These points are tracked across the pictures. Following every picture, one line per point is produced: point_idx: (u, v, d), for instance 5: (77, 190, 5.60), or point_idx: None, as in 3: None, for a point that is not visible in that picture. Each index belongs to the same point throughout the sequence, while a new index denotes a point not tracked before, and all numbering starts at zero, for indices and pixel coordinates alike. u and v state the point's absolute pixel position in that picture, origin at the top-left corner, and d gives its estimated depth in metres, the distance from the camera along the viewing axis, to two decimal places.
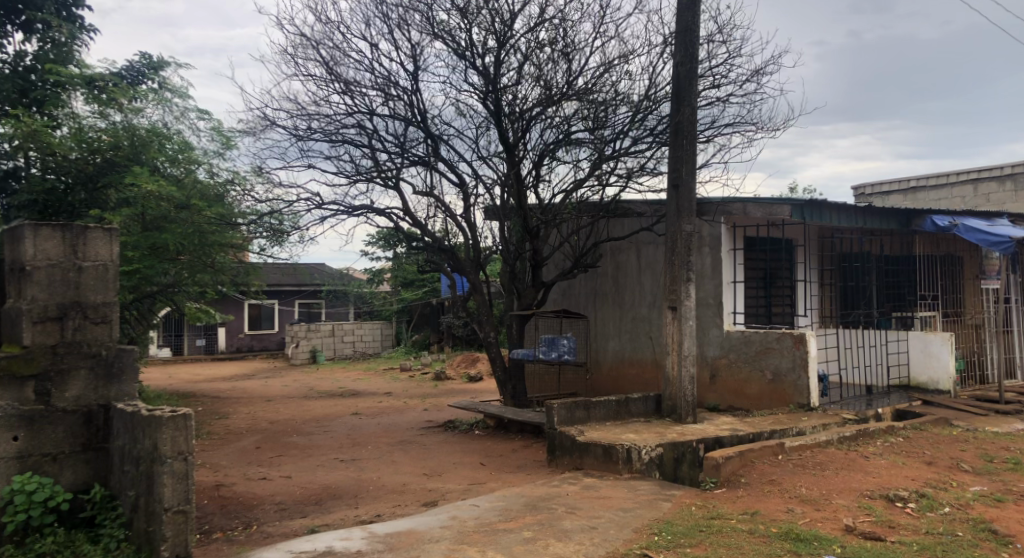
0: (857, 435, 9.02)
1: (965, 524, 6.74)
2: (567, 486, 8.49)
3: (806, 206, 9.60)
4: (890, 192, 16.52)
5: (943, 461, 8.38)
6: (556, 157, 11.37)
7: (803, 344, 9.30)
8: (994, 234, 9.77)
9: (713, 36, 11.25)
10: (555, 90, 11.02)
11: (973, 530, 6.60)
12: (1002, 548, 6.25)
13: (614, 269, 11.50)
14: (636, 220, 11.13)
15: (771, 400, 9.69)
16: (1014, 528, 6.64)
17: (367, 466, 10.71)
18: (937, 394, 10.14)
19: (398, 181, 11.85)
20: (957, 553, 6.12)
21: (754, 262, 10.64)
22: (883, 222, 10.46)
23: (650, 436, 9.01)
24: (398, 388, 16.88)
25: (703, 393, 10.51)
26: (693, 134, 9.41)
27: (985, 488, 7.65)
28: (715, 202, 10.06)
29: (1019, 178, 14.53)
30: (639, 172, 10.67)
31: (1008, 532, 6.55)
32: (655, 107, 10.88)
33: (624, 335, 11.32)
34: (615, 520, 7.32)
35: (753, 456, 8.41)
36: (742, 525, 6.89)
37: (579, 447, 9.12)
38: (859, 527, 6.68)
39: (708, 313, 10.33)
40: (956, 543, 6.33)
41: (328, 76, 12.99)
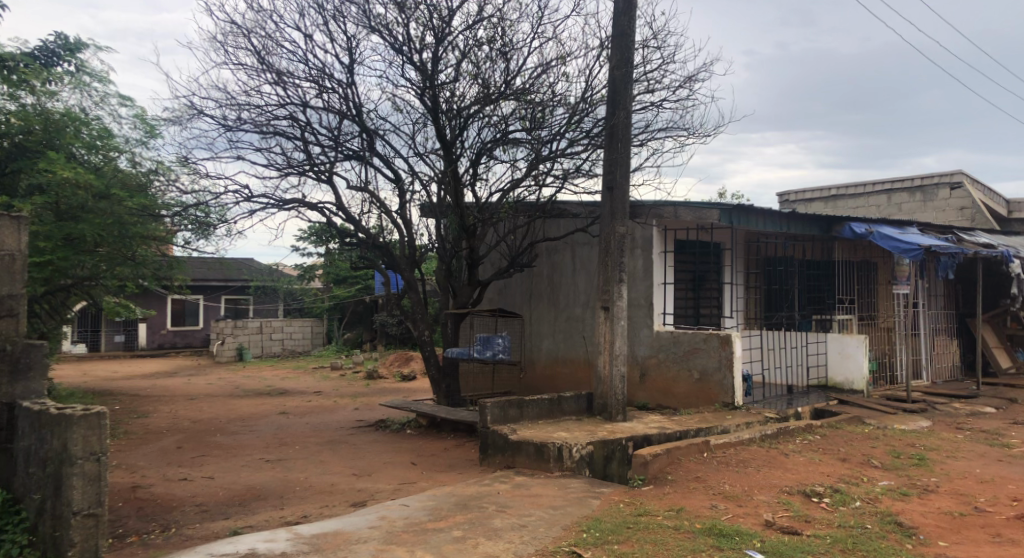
0: (779, 432, 9.37)
1: (874, 518, 7.09)
2: (497, 485, 8.52)
3: (734, 211, 9.89)
4: (812, 200, 17.21)
5: (855, 457, 8.79)
6: (493, 156, 11.40)
7: (729, 344, 9.59)
8: (906, 241, 10.32)
9: (648, 41, 11.44)
10: (493, 89, 11.09)
11: (881, 523, 6.95)
12: (907, 540, 6.61)
13: (548, 269, 11.61)
14: (571, 221, 11.28)
15: (698, 399, 9.96)
16: (918, 521, 7.02)
17: (294, 466, 10.49)
18: (852, 393, 10.62)
19: (331, 175, 11.64)
20: (867, 545, 6.44)
21: (684, 265, 10.91)
22: (807, 227, 10.87)
23: (581, 435, 9.14)
24: (327, 387, 16.59)
25: (633, 392, 10.71)
26: (627, 138, 9.60)
27: (892, 482, 8.07)
28: (647, 205, 10.24)
29: (927, 190, 15.42)
30: (575, 173, 10.79)
31: (912, 524, 6.93)
32: (590, 109, 11.03)
33: (558, 334, 11.45)
34: (545, 518, 7.40)
35: (679, 454, 8.63)
36: (667, 521, 7.07)
37: (511, 445, 9.17)
38: (777, 522, 6.94)
39: (640, 314, 10.53)
40: (866, 535, 6.66)
41: (260, 66, 12.67)
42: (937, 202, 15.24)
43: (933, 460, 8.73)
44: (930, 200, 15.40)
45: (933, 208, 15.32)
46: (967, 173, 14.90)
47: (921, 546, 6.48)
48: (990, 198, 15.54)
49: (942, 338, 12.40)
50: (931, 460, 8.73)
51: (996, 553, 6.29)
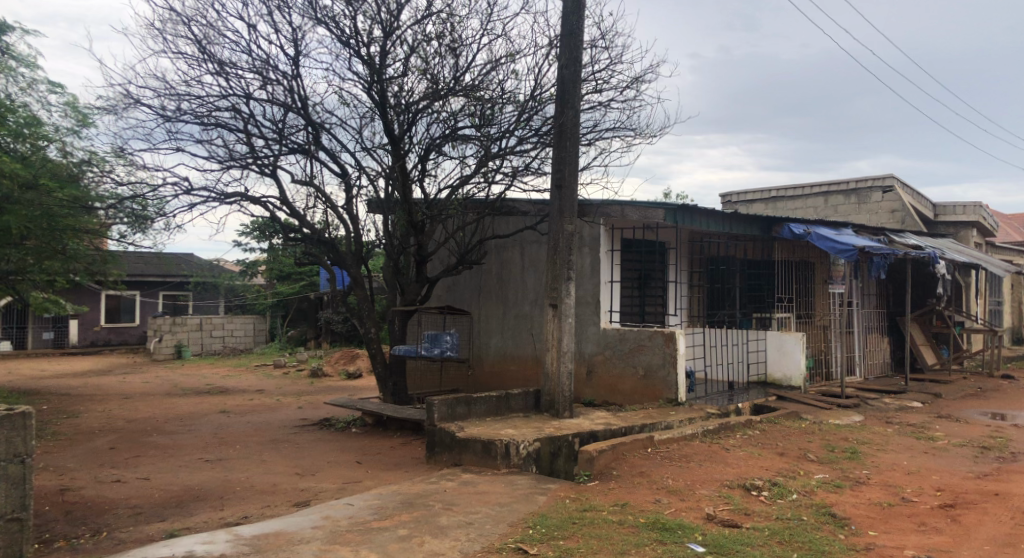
0: (720, 428, 9.59)
1: (810, 510, 7.33)
2: (443, 482, 8.50)
3: (678, 210, 10.05)
4: (753, 200, 17.65)
5: (793, 451, 9.07)
6: (442, 152, 11.35)
7: (673, 341, 9.78)
8: (841, 242, 10.66)
9: (596, 41, 11.54)
10: (441, 85, 11.04)
11: (816, 515, 7.19)
12: (840, 530, 6.85)
13: (497, 266, 11.62)
14: (520, 218, 11.32)
15: (642, 396, 10.13)
16: (850, 512, 7.29)
17: (234, 466, 10.25)
18: (790, 389, 10.95)
19: (275, 169, 11.41)
20: (803, 537, 6.65)
21: (630, 263, 11.06)
22: (748, 227, 11.09)
23: (528, 431, 9.18)
24: (270, 386, 16.25)
25: (580, 389, 10.81)
26: (576, 136, 9.67)
27: (827, 475, 8.36)
28: (595, 204, 10.37)
29: (862, 193, 15.97)
30: (524, 171, 10.83)
31: (845, 515, 7.20)
32: (540, 107, 11.07)
33: (506, 332, 11.48)
34: (491, 515, 7.40)
35: (625, 450, 8.76)
36: (612, 516, 7.17)
37: (458, 443, 9.15)
38: (718, 516, 7.12)
39: (587, 312, 10.63)
40: (802, 527, 6.88)
41: (200, 55, 12.33)
42: (871, 204, 15.80)
43: (865, 454, 9.07)
44: (865, 202, 15.95)
45: (867, 210, 15.88)
46: (898, 177, 15.48)
47: (853, 536, 6.73)
48: (920, 201, 16.19)
49: (874, 336, 12.88)
50: (863, 453, 9.07)
51: (923, 541, 6.58)
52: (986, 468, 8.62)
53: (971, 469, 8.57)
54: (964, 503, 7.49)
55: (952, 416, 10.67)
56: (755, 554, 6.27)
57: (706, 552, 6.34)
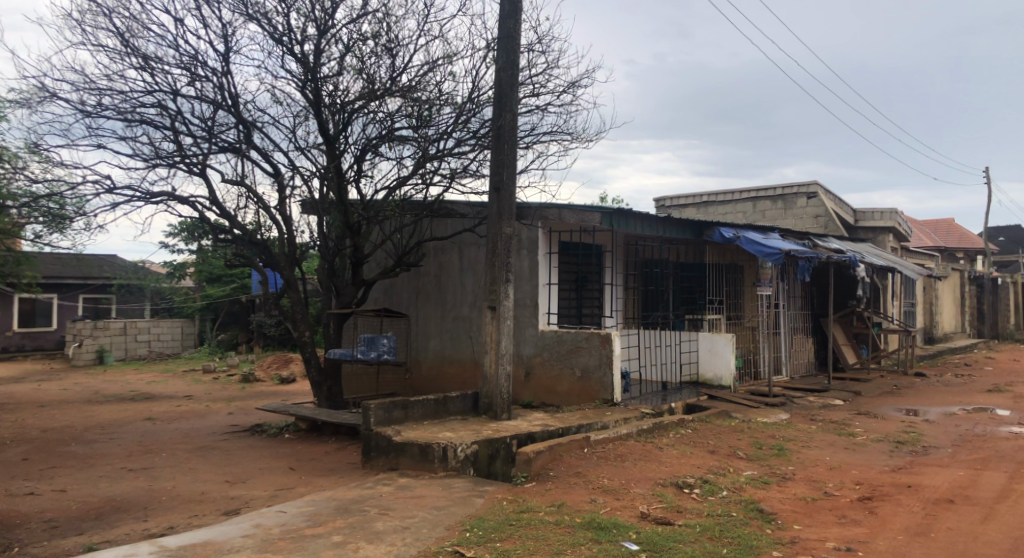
0: (654, 427, 9.78)
1: (739, 506, 7.57)
2: (379, 487, 8.40)
3: (614, 214, 10.22)
4: (685, 205, 18.07)
5: (723, 449, 9.34)
6: (378, 153, 11.24)
7: (609, 343, 9.94)
8: (768, 246, 11.03)
9: (533, 46, 11.62)
10: (378, 85, 10.93)
11: (744, 510, 7.42)
12: (767, 525, 7.10)
13: (435, 268, 11.58)
14: (458, 220, 11.32)
15: (579, 396, 10.25)
16: (776, 507, 7.56)
17: (159, 475, 9.88)
18: (720, 389, 11.27)
19: (204, 168, 11.07)
20: (732, 532, 6.86)
21: (567, 266, 11.19)
22: (680, 232, 11.35)
23: (466, 434, 9.17)
24: (198, 391, 15.73)
25: (517, 390, 10.86)
26: (513, 139, 9.72)
27: (755, 472, 8.64)
28: (532, 207, 10.45)
29: (788, 199, 16.57)
30: (462, 173, 10.83)
31: (771, 510, 7.46)
32: (477, 110, 11.09)
33: (444, 334, 11.46)
34: (428, 519, 7.37)
35: (561, 451, 8.86)
36: (549, 517, 7.22)
37: (395, 447, 9.06)
38: (652, 514, 7.27)
39: (525, 314, 10.69)
40: (731, 523, 7.09)
41: (123, 49, 11.86)
42: (796, 209, 16.40)
43: (791, 450, 9.42)
44: (790, 208, 16.55)
45: (793, 215, 16.48)
46: (821, 183, 16.11)
47: (779, 531, 6.98)
48: (841, 207, 16.88)
49: (799, 336, 13.38)
50: (789, 450, 9.41)
51: (843, 533, 6.88)
52: (901, 462, 9.07)
53: (887, 464, 9.00)
54: (881, 495, 7.86)
55: (870, 413, 11.18)
56: (687, 551, 6.43)
57: (640, 550, 6.47)
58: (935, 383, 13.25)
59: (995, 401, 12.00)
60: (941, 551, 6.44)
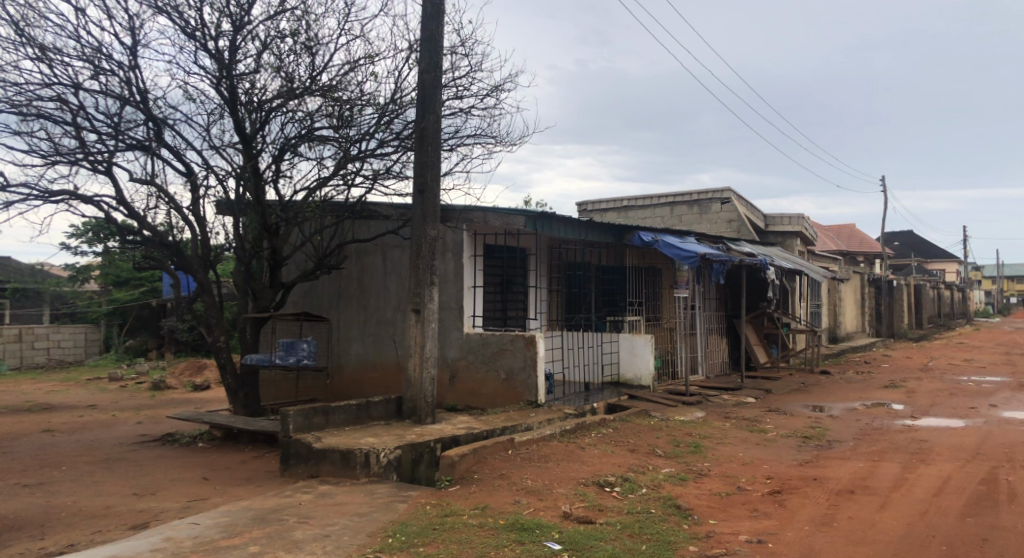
0: (577, 427, 9.92)
1: (658, 502, 7.78)
2: (299, 495, 8.19)
3: (538, 218, 10.30)
4: (606, 209, 18.36)
5: (643, 447, 9.57)
6: (298, 153, 11.00)
7: (533, 345, 10.03)
8: (685, 250, 11.36)
9: (456, 48, 11.61)
10: (297, 84, 10.69)
11: (663, 507, 7.63)
12: (684, 521, 7.31)
13: (358, 271, 11.44)
14: (380, 222, 11.22)
15: (504, 399, 10.31)
16: (693, 503, 7.81)
17: (59, 489, 9.32)
18: (640, 388, 11.56)
19: (110, 166, 10.54)
20: (651, 529, 7.04)
21: (492, 270, 11.25)
22: (602, 235, 11.55)
23: (389, 439, 9.05)
24: (103, 400, 14.93)
25: (442, 394, 10.82)
26: (437, 141, 9.67)
27: (673, 469, 8.90)
28: (457, 210, 10.46)
29: (703, 204, 17.16)
30: (384, 174, 10.74)
31: (688, 506, 7.69)
32: (400, 111, 11.01)
33: (368, 337, 11.32)
34: (349, 527, 7.24)
35: (485, 453, 8.86)
36: (472, 520, 7.22)
37: (315, 454, 8.85)
38: (574, 513, 7.38)
39: (450, 317, 10.66)
40: (650, 519, 7.28)
41: (17, 39, 11.14)
42: (711, 214, 17.00)
43: (706, 447, 9.74)
44: (706, 213, 17.15)
45: (708, 220, 17.07)
46: (734, 190, 16.76)
47: (696, 526, 7.21)
48: (752, 212, 17.58)
49: (714, 336, 13.87)
50: (705, 447, 9.73)
51: (755, 526, 7.17)
52: (807, 456, 9.53)
53: (795, 458, 9.44)
54: (789, 488, 8.23)
55: (780, 410, 11.70)
56: (608, 549, 6.55)
57: (563, 549, 6.55)
58: (838, 381, 13.99)
59: (892, 396, 12.77)
60: (845, 538, 6.80)
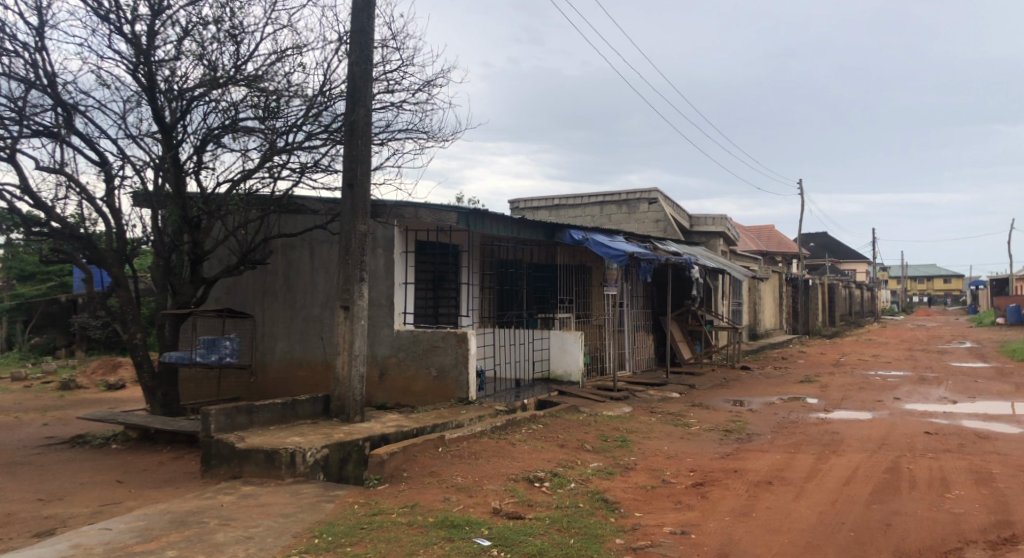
0: (507, 423, 9.95)
1: (586, 497, 7.89)
2: (220, 497, 7.92)
3: (470, 214, 10.27)
4: (537, 208, 18.51)
5: (572, 442, 9.68)
6: (221, 144, 10.64)
7: (465, 342, 10.03)
8: (614, 248, 11.54)
9: (388, 41, 11.46)
10: (220, 73, 10.32)
11: (591, 501, 7.75)
12: (611, 514, 7.45)
13: (284, 266, 11.17)
14: (309, 217, 11.00)
15: (435, 396, 10.26)
16: (620, 497, 7.96)
17: None
18: (570, 384, 11.70)
19: (14, 153, 9.93)
20: (580, 522, 7.14)
21: (423, 266, 11.17)
22: (534, 233, 11.61)
23: (316, 438, 8.85)
24: (6, 401, 14.08)
25: (372, 392, 10.68)
26: (367, 136, 9.51)
27: (600, 463, 9.04)
28: (388, 205, 10.34)
29: (631, 203, 17.51)
30: (312, 167, 10.52)
31: (615, 499, 7.84)
32: (329, 103, 10.78)
33: (294, 335, 11.08)
34: (274, 528, 7.05)
35: (415, 451, 8.79)
36: (401, 519, 7.15)
37: (238, 454, 8.59)
38: (504, 509, 7.40)
39: (380, 314, 10.52)
40: (578, 513, 7.39)
41: None
42: (639, 214, 17.37)
43: (633, 441, 9.94)
44: (633, 212, 17.49)
45: (636, 219, 17.43)
46: (661, 190, 17.17)
47: (623, 519, 7.36)
48: (678, 212, 18.04)
49: (641, 333, 14.17)
50: (632, 441, 9.93)
51: (678, 517, 7.37)
52: (728, 448, 9.85)
53: (717, 451, 9.74)
54: (711, 480, 8.50)
55: (703, 404, 12.05)
56: (536, 544, 6.60)
57: (492, 545, 6.56)
58: (757, 376, 14.52)
59: (806, 390, 13.35)
60: (762, 528, 7.06)
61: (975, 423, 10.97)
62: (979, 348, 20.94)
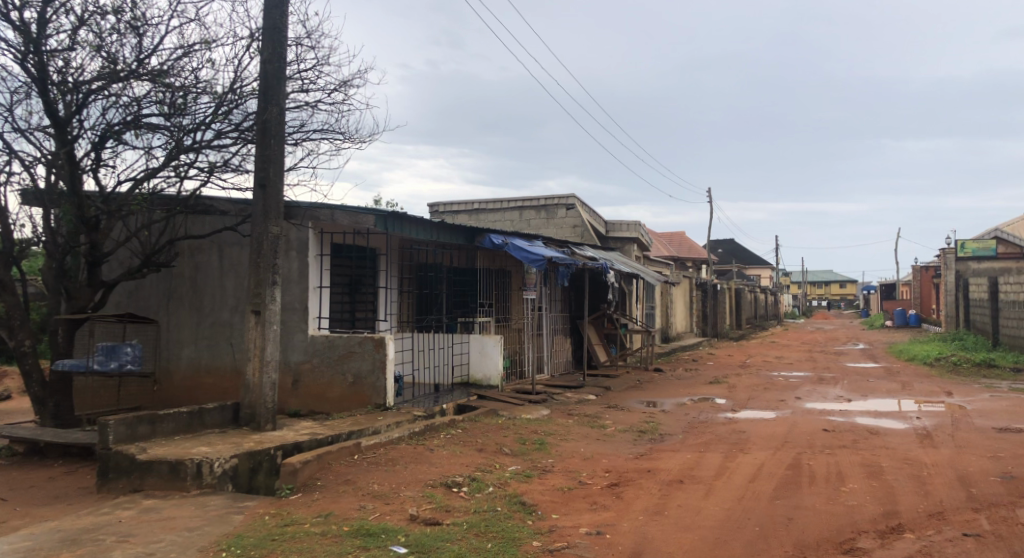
0: (425, 429, 9.85)
1: (503, 500, 7.89)
2: (118, 512, 7.49)
3: (388, 217, 10.12)
4: (457, 212, 18.43)
5: (490, 446, 9.67)
6: (122, 141, 10.11)
7: (382, 347, 9.88)
8: (533, 253, 11.63)
9: (302, 40, 11.18)
10: (120, 66, 9.80)
11: (509, 504, 7.76)
12: (528, 517, 7.48)
13: (190, 269, 10.71)
14: (218, 218, 10.62)
15: (350, 402, 10.06)
16: (537, 499, 8.01)
17: None
18: (489, 388, 11.71)
19: None
20: (497, 527, 7.13)
21: (339, 269, 10.95)
22: (454, 237, 11.55)
23: (224, 447, 8.51)
24: None
25: (284, 399, 10.37)
26: (281, 135, 9.23)
27: (519, 466, 9.08)
28: (302, 207, 10.08)
29: (550, 209, 17.68)
30: (221, 167, 10.13)
31: (532, 502, 7.88)
32: (240, 101, 10.42)
33: (201, 341, 10.64)
34: (178, 543, 6.72)
35: (330, 459, 8.57)
36: (314, 528, 6.96)
37: (139, 466, 8.14)
38: (421, 515, 7.31)
39: (294, 319, 10.24)
40: (496, 517, 7.38)
41: None
42: (557, 219, 17.57)
43: (550, 444, 10.03)
44: (552, 217, 17.66)
45: (554, 224, 17.62)
46: (578, 197, 17.43)
47: (540, 521, 7.40)
48: (595, 218, 18.35)
49: (559, 337, 14.32)
50: (550, 444, 10.02)
51: (594, 518, 7.48)
52: (642, 449, 10.07)
53: (631, 451, 9.94)
54: (625, 481, 8.67)
55: (618, 406, 12.30)
56: (454, 550, 6.55)
57: (408, 552, 6.47)
58: (669, 378, 14.93)
59: (714, 391, 13.82)
60: (673, 526, 7.25)
61: (867, 420, 11.63)
62: (870, 349, 22.23)
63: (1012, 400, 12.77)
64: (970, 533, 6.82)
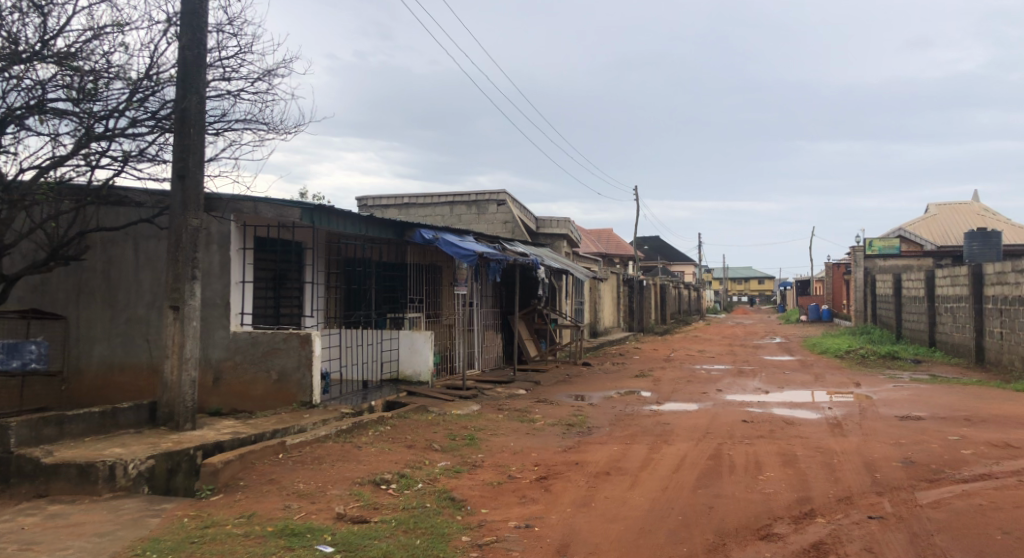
0: (353, 426, 9.67)
1: (432, 496, 7.84)
2: (20, 519, 7.08)
3: (315, 211, 9.85)
4: (388, 207, 18.20)
5: (419, 442, 9.59)
6: (25, 127, 9.53)
7: (308, 344, 9.66)
8: (464, 249, 11.57)
9: (223, 26, 10.79)
10: (23, 47, 9.23)
11: (438, 500, 7.71)
12: (457, 512, 7.46)
13: (103, 263, 10.21)
14: (132, 210, 10.17)
15: (274, 400, 9.79)
16: (466, 494, 8.00)
17: None
18: (418, 384, 11.61)
19: None
20: (426, 523, 7.07)
21: (263, 264, 10.66)
22: (385, 232, 11.35)
23: (140, 448, 8.16)
24: None
25: (204, 397, 10.01)
26: (201, 125, 8.88)
27: (448, 462, 9.04)
28: (224, 199, 9.74)
29: (481, 204, 17.69)
30: (137, 156, 9.69)
31: (461, 497, 7.86)
32: (156, 88, 9.98)
33: (115, 338, 10.18)
34: (87, 549, 6.40)
35: (253, 458, 8.32)
36: (236, 530, 6.75)
37: (45, 470, 7.71)
38: (347, 514, 7.19)
39: (214, 315, 9.89)
40: (425, 513, 7.32)
41: None
42: (488, 215, 17.58)
43: (480, 439, 10.02)
44: (483, 213, 17.67)
45: (485, 220, 17.63)
46: (509, 193, 17.49)
47: (469, 516, 7.39)
48: (526, 215, 18.45)
49: (489, 332, 14.34)
50: (479, 439, 10.01)
51: (522, 511, 7.52)
52: (570, 442, 10.18)
53: (559, 445, 10.04)
54: (554, 474, 8.75)
55: (547, 400, 12.40)
56: (380, 547, 6.46)
57: (335, 551, 6.34)
58: (597, 372, 15.15)
59: (640, 384, 14.10)
60: (599, 517, 7.36)
61: (784, 411, 12.09)
62: (787, 343, 23.16)
63: (914, 389, 13.51)
64: (875, 515, 7.18)
